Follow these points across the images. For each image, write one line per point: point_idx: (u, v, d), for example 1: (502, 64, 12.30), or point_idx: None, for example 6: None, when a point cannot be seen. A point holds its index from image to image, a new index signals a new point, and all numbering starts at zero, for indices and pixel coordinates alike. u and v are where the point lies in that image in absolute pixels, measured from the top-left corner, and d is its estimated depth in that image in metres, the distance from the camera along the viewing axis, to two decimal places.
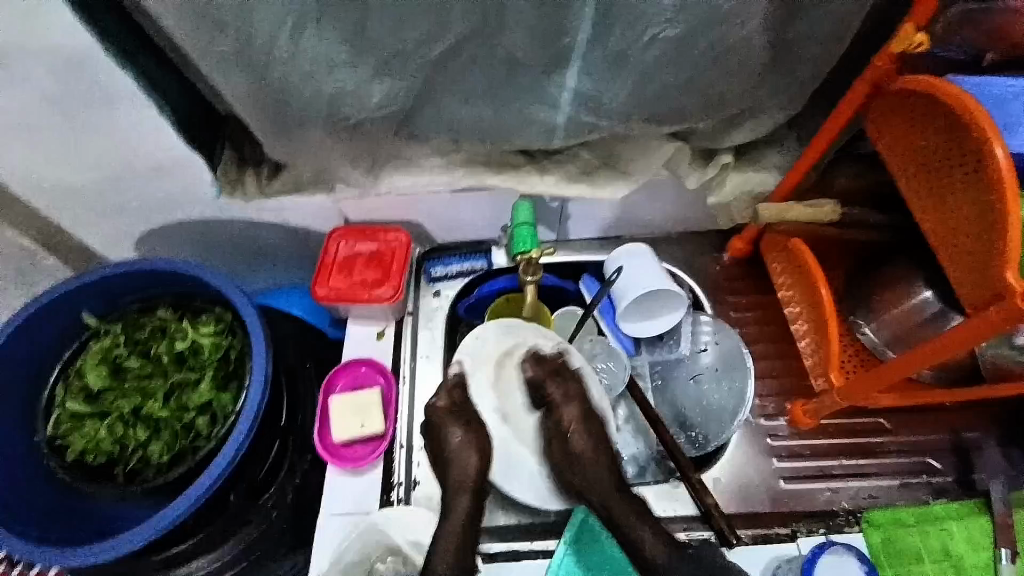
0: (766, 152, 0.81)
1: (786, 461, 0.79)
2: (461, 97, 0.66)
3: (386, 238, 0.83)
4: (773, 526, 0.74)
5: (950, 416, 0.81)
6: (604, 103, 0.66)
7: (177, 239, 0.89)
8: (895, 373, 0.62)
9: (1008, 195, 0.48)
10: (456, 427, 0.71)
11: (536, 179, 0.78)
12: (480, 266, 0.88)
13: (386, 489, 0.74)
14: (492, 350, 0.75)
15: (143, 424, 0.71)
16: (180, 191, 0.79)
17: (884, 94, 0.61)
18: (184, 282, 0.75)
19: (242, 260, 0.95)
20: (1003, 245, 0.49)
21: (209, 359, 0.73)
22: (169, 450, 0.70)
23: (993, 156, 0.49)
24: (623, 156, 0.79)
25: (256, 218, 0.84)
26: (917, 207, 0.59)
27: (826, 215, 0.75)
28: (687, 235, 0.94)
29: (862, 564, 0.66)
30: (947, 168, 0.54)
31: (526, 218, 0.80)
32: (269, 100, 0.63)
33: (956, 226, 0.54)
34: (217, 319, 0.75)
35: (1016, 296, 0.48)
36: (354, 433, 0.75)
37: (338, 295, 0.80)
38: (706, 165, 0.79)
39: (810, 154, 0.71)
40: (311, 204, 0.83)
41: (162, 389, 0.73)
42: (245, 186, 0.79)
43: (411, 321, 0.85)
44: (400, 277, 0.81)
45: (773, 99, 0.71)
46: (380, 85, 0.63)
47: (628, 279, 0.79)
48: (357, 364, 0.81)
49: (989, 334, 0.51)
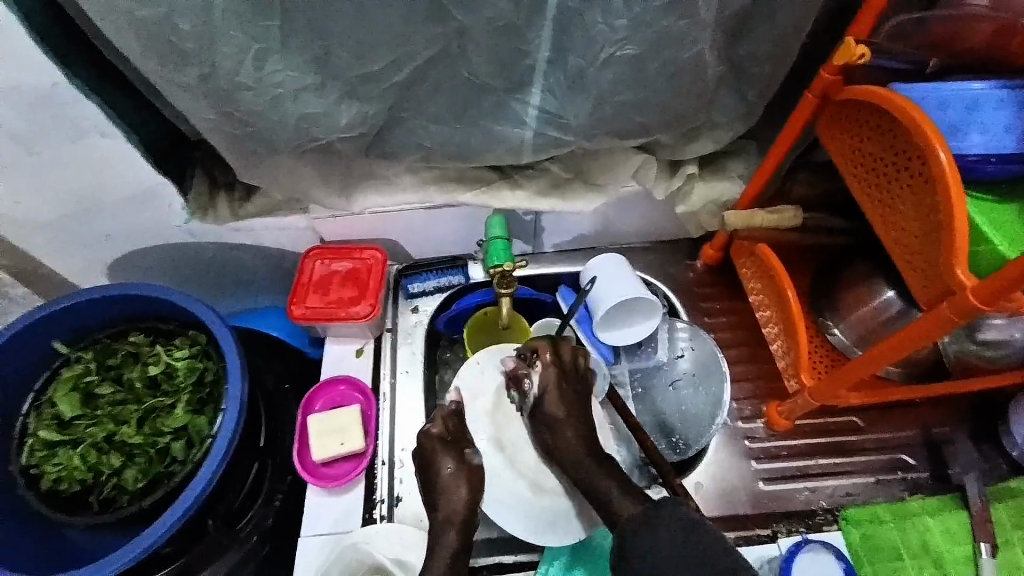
0: (730, 161, 0.84)
1: (764, 463, 0.80)
2: (428, 117, 0.67)
3: (361, 256, 0.84)
4: (753, 527, 0.75)
5: (921, 411, 0.83)
6: (568, 119, 0.68)
7: (152, 264, 0.88)
8: (860, 371, 0.64)
9: (952, 195, 0.50)
10: (449, 459, 0.68)
11: (508, 194, 0.80)
12: (457, 281, 0.88)
13: (369, 507, 0.74)
14: (489, 381, 0.74)
15: (118, 450, 0.70)
16: (152, 217, 0.79)
17: (834, 103, 0.64)
18: (158, 306, 0.74)
19: (219, 283, 0.95)
20: (949, 242, 0.50)
21: (183, 383, 0.72)
22: (144, 476, 0.69)
23: (933, 157, 0.51)
24: (592, 170, 0.80)
25: (231, 241, 0.85)
26: (872, 209, 0.61)
27: (788, 220, 0.78)
28: (659, 244, 0.96)
29: (839, 562, 0.67)
30: (897, 170, 0.56)
31: (500, 232, 0.81)
32: (237, 125, 0.64)
33: (907, 225, 0.56)
34: (191, 342, 0.74)
35: (965, 290, 0.49)
36: (334, 452, 0.74)
37: (314, 314, 0.80)
38: (672, 176, 0.82)
39: (770, 162, 0.73)
40: (285, 226, 0.83)
41: (136, 414, 0.72)
42: (217, 210, 0.79)
43: (390, 338, 0.85)
44: (376, 294, 0.81)
45: (731, 111, 0.73)
46: (347, 109, 0.64)
47: (603, 288, 0.81)
48: (336, 382, 0.81)
49: (944, 328, 0.52)
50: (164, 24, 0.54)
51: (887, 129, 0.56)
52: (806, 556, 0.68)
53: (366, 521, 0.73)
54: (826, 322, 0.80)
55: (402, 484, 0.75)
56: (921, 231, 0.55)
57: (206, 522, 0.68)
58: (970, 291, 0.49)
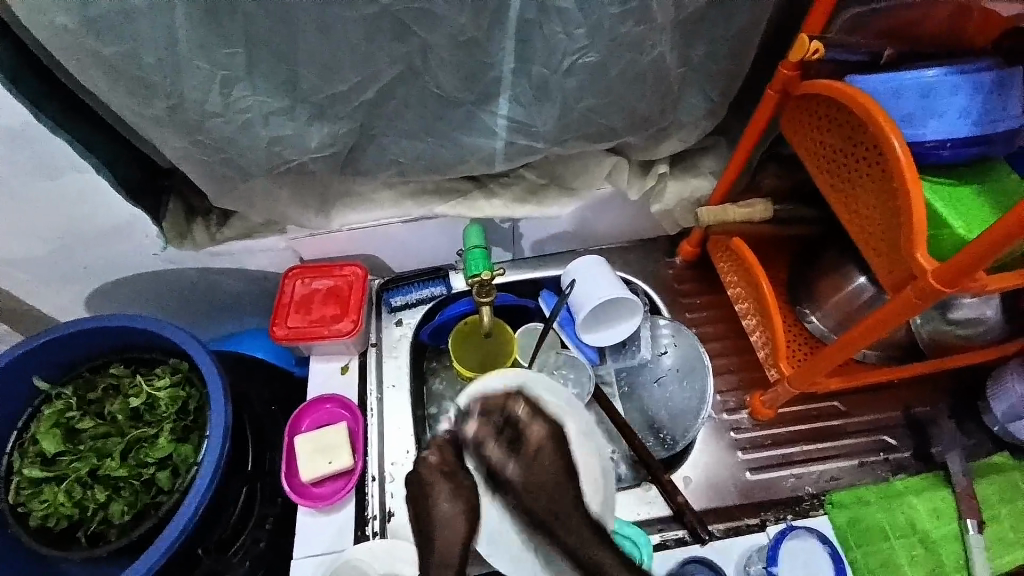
0: (700, 159, 0.85)
1: (750, 453, 0.81)
2: (400, 133, 0.68)
3: (342, 274, 0.84)
4: (744, 517, 0.75)
5: (901, 392, 0.85)
6: (536, 127, 0.69)
7: (132, 294, 0.88)
8: (838, 356, 0.65)
9: (909, 184, 0.51)
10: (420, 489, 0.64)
11: (484, 203, 0.81)
12: (439, 291, 0.89)
13: (362, 523, 0.73)
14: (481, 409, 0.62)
15: (102, 484, 0.69)
16: (128, 248, 0.78)
17: (793, 98, 0.65)
18: (141, 336, 0.74)
19: (200, 309, 0.95)
20: (909, 228, 0.51)
21: (167, 412, 0.72)
22: (131, 509, 0.68)
23: (887, 145, 0.52)
24: (566, 176, 0.82)
25: (210, 266, 0.84)
26: (833, 196, 0.62)
27: (759, 214, 0.79)
28: (638, 244, 0.97)
29: (824, 544, 0.69)
30: (854, 163, 0.58)
31: (478, 241, 0.81)
32: (208, 155, 0.65)
33: (869, 212, 0.57)
34: (173, 369, 0.74)
35: (925, 274, 0.50)
36: (322, 471, 0.73)
37: (297, 334, 0.80)
38: (645, 176, 0.84)
39: (738, 159, 0.76)
40: (264, 248, 0.83)
41: (120, 446, 0.71)
42: (194, 236, 0.79)
43: (376, 353, 0.86)
44: (358, 311, 0.81)
45: (697, 111, 0.75)
46: (317, 130, 0.64)
47: (582, 291, 0.82)
48: (321, 402, 0.81)
49: (912, 311, 0.53)
50: (129, 58, 0.54)
51: (844, 119, 0.58)
52: (791, 544, 0.69)
53: (359, 539, 0.72)
54: (804, 310, 0.82)
55: (394, 498, 0.75)
56: (880, 217, 0.56)
57: (196, 551, 0.67)
58: (931, 275, 0.50)
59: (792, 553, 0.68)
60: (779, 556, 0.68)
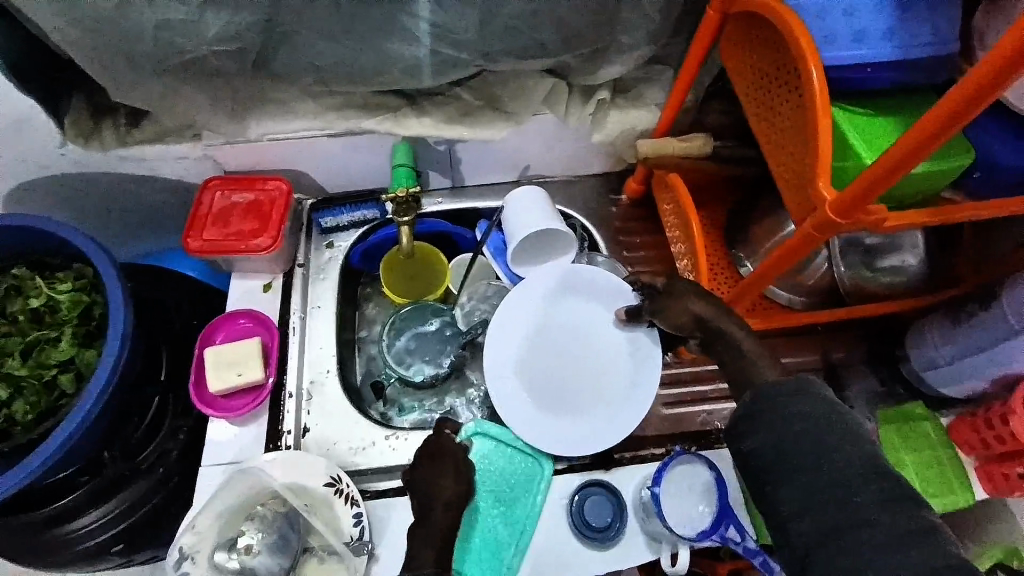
0: (646, 89, 0.81)
1: (667, 388, 0.81)
2: (317, 36, 0.63)
3: (265, 188, 0.80)
4: (649, 447, 0.76)
5: (822, 338, 0.85)
6: (459, 33, 0.64)
7: (44, 201, 0.83)
8: (756, 287, 0.65)
9: (819, 112, 0.48)
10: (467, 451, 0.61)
11: (413, 121, 0.77)
12: (372, 215, 0.87)
13: (274, 438, 0.73)
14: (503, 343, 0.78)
15: (2, 382, 0.67)
16: (28, 147, 0.73)
17: (731, 19, 0.61)
18: (41, 238, 0.70)
19: (122, 223, 0.91)
20: (815, 158, 0.50)
21: (68, 316, 0.70)
22: (33, 409, 0.67)
23: (805, 72, 0.49)
24: (502, 97, 0.78)
25: (124, 171, 0.80)
26: (757, 126, 0.60)
27: (698, 148, 0.77)
28: (582, 178, 0.94)
29: (713, 472, 0.70)
30: (779, 89, 0.55)
31: (404, 159, 0.79)
32: (102, 43, 0.60)
33: (785, 143, 0.55)
34: (77, 275, 0.72)
35: (824, 205, 0.49)
36: (230, 382, 0.72)
37: (212, 246, 0.77)
38: (586, 103, 0.80)
39: (679, 89, 0.72)
40: (180, 155, 0.79)
41: (20, 346, 0.69)
42: (102, 136, 0.74)
43: (302, 274, 0.83)
44: (278, 227, 0.78)
45: (640, 31, 0.70)
46: (216, 18, 0.59)
47: (511, 219, 0.80)
48: (236, 317, 0.79)
49: (813, 244, 0.53)
50: None
51: (774, 42, 0.55)
52: (678, 469, 0.69)
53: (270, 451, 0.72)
54: (739, 257, 0.80)
55: (310, 415, 0.76)
56: (793, 148, 0.54)
57: (102, 455, 0.69)
58: (829, 207, 0.49)
59: (676, 478, 0.69)
60: (663, 480, 0.68)
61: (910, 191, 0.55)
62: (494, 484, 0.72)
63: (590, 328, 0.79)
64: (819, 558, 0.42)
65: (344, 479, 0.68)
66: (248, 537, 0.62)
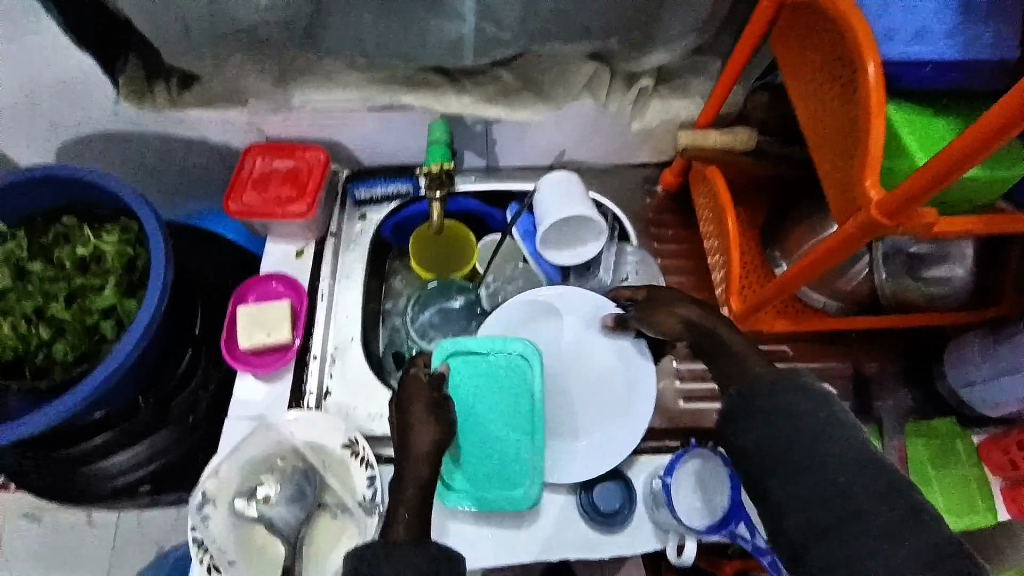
0: (690, 79, 0.80)
1: (687, 383, 0.80)
2: (364, 8, 0.64)
3: (304, 156, 0.82)
4: (665, 441, 0.76)
5: (854, 347, 0.82)
6: (503, 12, 0.64)
7: (97, 156, 0.87)
8: (790, 287, 0.63)
9: (873, 107, 0.47)
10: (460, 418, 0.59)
11: (452, 98, 0.77)
12: (405, 189, 0.88)
13: (298, 397, 0.76)
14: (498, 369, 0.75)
15: (47, 323, 0.71)
16: (84, 104, 0.76)
17: (785, 9, 0.60)
18: (91, 192, 0.74)
19: (167, 182, 0.94)
20: (863, 156, 0.48)
21: (112, 266, 0.74)
22: (74, 350, 0.71)
23: (862, 65, 0.47)
24: (543, 79, 0.77)
25: (172, 132, 0.83)
26: (805, 121, 0.58)
27: (740, 141, 0.77)
28: (617, 166, 0.94)
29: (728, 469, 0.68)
30: (829, 83, 0.53)
31: (441, 135, 0.78)
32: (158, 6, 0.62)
33: (832, 139, 0.53)
34: (123, 228, 0.75)
35: (870, 205, 0.47)
36: (259, 342, 0.75)
37: (251, 210, 0.79)
38: (627, 89, 0.79)
39: (728, 75, 0.70)
40: (226, 120, 0.81)
41: (65, 291, 0.73)
42: (153, 96, 0.76)
43: (333, 243, 0.85)
44: (314, 193, 0.80)
45: (688, 18, 0.69)
46: None
47: (540, 203, 0.79)
48: (269, 279, 0.81)
49: (855, 244, 0.51)
50: None
51: (829, 33, 0.53)
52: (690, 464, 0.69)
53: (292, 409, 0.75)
54: (774, 256, 0.79)
55: (332, 380, 0.78)
56: (841, 145, 0.52)
57: (137, 399, 0.72)
58: (874, 207, 0.47)
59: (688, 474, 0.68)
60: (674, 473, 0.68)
61: (959, 198, 0.53)
62: (474, 414, 0.70)
63: (579, 345, 0.76)
64: (820, 548, 0.44)
65: (360, 443, 0.70)
66: (267, 488, 0.66)
